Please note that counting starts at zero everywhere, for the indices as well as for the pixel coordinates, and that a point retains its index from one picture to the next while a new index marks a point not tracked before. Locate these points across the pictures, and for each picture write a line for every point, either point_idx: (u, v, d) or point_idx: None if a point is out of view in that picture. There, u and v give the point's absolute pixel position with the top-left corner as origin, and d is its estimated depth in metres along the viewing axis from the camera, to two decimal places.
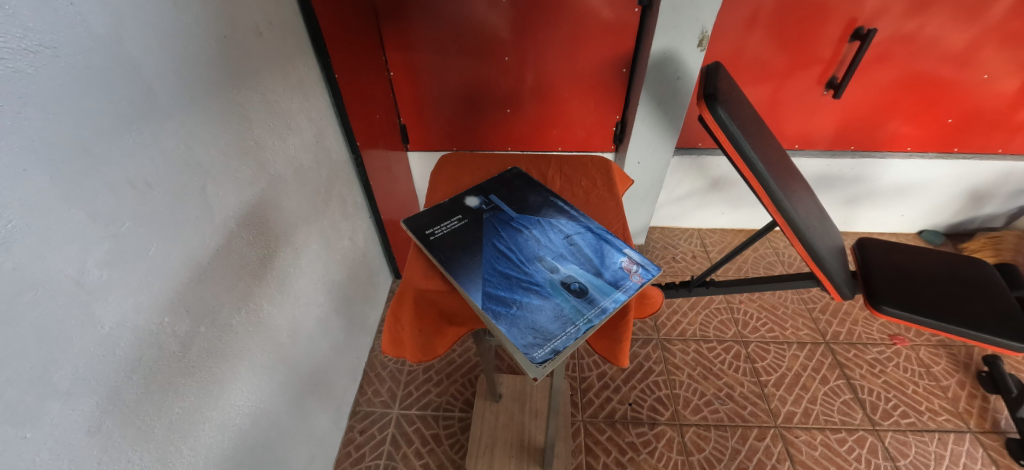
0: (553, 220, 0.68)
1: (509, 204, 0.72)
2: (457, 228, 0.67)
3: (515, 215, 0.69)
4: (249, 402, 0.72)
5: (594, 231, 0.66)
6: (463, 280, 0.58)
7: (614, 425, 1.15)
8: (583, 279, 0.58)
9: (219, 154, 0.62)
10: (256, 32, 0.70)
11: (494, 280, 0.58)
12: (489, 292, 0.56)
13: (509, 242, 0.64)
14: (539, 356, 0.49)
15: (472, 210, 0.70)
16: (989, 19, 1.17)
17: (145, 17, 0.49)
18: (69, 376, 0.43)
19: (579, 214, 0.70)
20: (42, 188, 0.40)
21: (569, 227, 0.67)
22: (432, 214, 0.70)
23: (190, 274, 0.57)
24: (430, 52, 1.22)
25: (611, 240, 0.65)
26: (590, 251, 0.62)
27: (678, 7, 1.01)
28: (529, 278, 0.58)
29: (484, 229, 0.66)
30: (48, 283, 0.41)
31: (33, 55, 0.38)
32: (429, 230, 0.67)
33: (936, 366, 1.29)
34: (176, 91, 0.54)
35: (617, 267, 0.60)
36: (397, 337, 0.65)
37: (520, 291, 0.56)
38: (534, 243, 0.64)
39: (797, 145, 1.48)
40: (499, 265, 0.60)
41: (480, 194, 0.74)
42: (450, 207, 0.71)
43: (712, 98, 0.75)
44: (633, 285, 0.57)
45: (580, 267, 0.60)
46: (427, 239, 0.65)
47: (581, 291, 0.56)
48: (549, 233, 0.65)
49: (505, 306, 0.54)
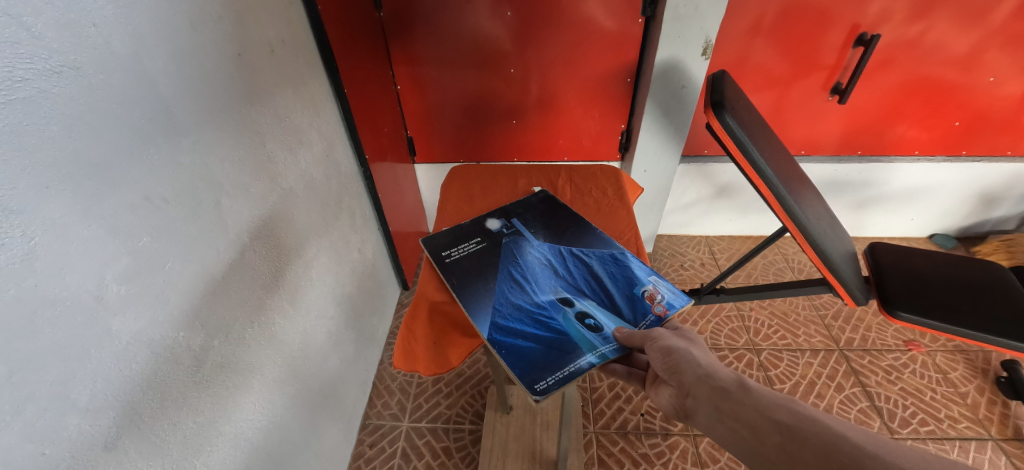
0: (575, 250, 0.68)
1: (530, 228, 0.73)
2: (474, 251, 0.69)
3: (535, 244, 0.70)
4: (261, 416, 0.72)
5: (618, 263, 0.66)
6: (474, 311, 0.59)
7: (627, 437, 1.13)
8: (599, 315, 0.58)
9: (233, 170, 0.63)
10: (268, 50, 0.71)
11: (504, 310, 0.59)
12: (498, 321, 0.57)
13: (525, 272, 0.64)
14: (542, 386, 0.49)
15: (493, 233, 0.72)
16: (991, 22, 1.18)
17: (163, 37, 0.50)
18: (88, 392, 0.43)
19: (603, 244, 0.70)
20: (65, 206, 0.40)
21: (591, 258, 0.67)
22: (451, 236, 0.72)
23: (205, 289, 0.58)
24: (436, 65, 1.24)
25: (635, 272, 0.64)
26: (611, 285, 0.62)
27: (681, 17, 1.02)
28: (542, 309, 0.59)
29: (502, 256, 0.67)
30: (69, 299, 0.41)
31: (58, 76, 0.39)
32: (446, 252, 0.69)
33: (954, 372, 1.26)
34: (192, 108, 0.55)
35: (638, 302, 0.59)
36: (410, 350, 0.63)
37: (531, 322, 0.57)
38: (552, 273, 0.64)
39: (804, 150, 1.48)
40: (511, 296, 0.61)
41: (503, 217, 0.75)
42: (470, 230, 0.73)
43: (718, 105, 0.75)
44: (655, 318, 0.57)
45: (597, 301, 0.60)
46: (443, 261, 0.67)
47: (596, 326, 0.56)
48: (569, 264, 0.66)
49: (513, 336, 0.55)
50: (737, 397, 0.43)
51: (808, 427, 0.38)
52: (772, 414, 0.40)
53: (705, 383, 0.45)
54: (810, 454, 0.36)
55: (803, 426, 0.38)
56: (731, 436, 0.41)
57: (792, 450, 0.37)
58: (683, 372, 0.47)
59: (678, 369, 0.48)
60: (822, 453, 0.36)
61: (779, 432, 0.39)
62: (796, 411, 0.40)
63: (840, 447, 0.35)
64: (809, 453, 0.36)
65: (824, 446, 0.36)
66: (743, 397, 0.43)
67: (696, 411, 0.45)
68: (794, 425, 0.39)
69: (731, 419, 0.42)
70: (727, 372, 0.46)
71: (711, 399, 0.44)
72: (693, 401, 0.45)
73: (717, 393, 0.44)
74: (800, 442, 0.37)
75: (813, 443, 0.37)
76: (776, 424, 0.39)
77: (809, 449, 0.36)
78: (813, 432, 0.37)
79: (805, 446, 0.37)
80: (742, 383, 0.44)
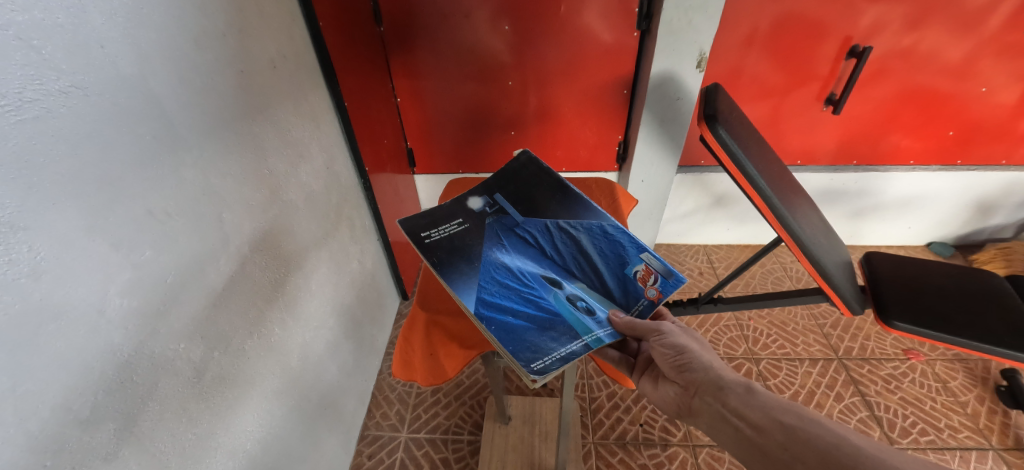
0: (564, 226, 0.66)
1: (514, 205, 0.70)
2: (457, 232, 0.64)
3: (520, 220, 0.67)
4: (260, 427, 0.72)
5: (610, 240, 0.64)
6: (459, 286, 0.57)
7: (626, 447, 1.13)
8: (591, 297, 0.58)
9: (236, 183, 0.64)
10: (270, 66, 0.73)
11: (491, 288, 0.57)
12: (485, 299, 0.56)
13: (512, 250, 0.63)
14: (537, 365, 0.49)
15: (475, 213, 0.68)
16: (983, 33, 1.19)
17: (168, 55, 0.52)
18: (89, 405, 0.44)
19: (593, 216, 0.67)
20: (70, 221, 0.41)
21: (581, 234, 0.65)
22: (430, 216, 0.67)
23: (205, 301, 0.59)
24: (436, 78, 1.26)
25: (627, 249, 0.62)
26: (601, 264, 0.61)
27: (676, 31, 1.03)
28: (532, 288, 0.58)
29: (486, 234, 0.65)
30: (73, 311, 0.42)
31: (66, 96, 0.40)
32: (426, 232, 0.64)
33: (954, 381, 1.26)
34: (195, 124, 0.56)
35: (630, 283, 0.59)
36: (408, 359, 0.65)
37: (521, 302, 0.56)
38: (540, 252, 0.63)
39: (800, 160, 1.50)
40: (498, 274, 0.59)
41: (484, 194, 0.71)
42: (450, 209, 0.68)
43: (712, 119, 0.76)
44: (648, 302, 0.57)
45: (588, 283, 0.59)
46: (424, 242, 0.62)
47: (589, 308, 0.56)
48: (558, 242, 0.64)
49: (503, 314, 0.54)
50: (744, 398, 0.47)
51: (811, 428, 0.42)
52: (776, 415, 0.44)
53: (713, 384, 0.50)
54: (810, 454, 0.40)
55: (807, 427, 0.42)
56: (735, 432, 0.46)
57: (792, 449, 0.41)
58: (693, 372, 0.52)
59: (688, 369, 0.53)
60: (822, 453, 0.40)
61: (783, 432, 0.43)
62: (801, 415, 0.44)
63: (842, 449, 0.39)
64: (810, 451, 0.40)
65: (824, 448, 0.40)
66: (750, 399, 0.47)
67: (704, 409, 0.49)
68: (797, 427, 0.43)
69: (737, 417, 0.46)
70: (734, 376, 0.50)
71: (717, 398, 0.49)
72: (700, 399, 0.50)
73: (725, 394, 0.48)
74: (802, 443, 0.41)
75: (814, 444, 0.41)
76: (781, 425, 0.44)
77: (810, 449, 0.40)
78: (817, 433, 0.41)
79: (807, 446, 0.41)
80: (750, 387, 0.48)
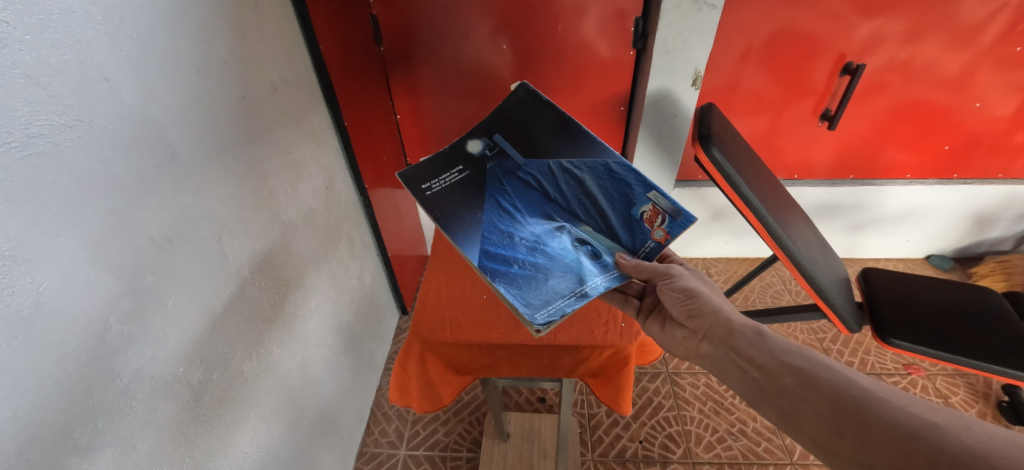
0: (570, 165, 0.65)
1: (516, 147, 0.67)
2: (458, 181, 0.63)
3: (522, 162, 0.66)
4: (259, 448, 0.73)
5: (616, 178, 0.63)
6: (462, 240, 0.58)
7: (626, 465, 1.12)
8: (597, 241, 0.61)
9: (236, 206, 0.65)
10: (271, 89, 0.75)
11: (494, 239, 0.59)
12: (489, 250, 0.58)
13: (515, 198, 0.63)
14: (541, 317, 0.52)
15: (476, 158, 0.65)
16: (978, 46, 1.20)
17: (170, 84, 0.53)
18: (89, 433, 0.44)
19: (598, 153, 0.65)
20: (72, 253, 0.42)
21: (587, 173, 0.64)
22: (430, 163, 0.63)
23: (205, 325, 0.59)
24: (435, 95, 1.27)
25: (633, 188, 0.62)
26: (606, 205, 0.62)
27: (671, 50, 1.05)
28: (536, 236, 0.60)
29: (488, 182, 0.64)
30: (74, 340, 0.43)
31: (71, 129, 0.41)
32: (427, 184, 0.61)
33: (955, 396, 1.26)
34: (197, 149, 0.57)
35: (637, 223, 0.61)
36: (404, 385, 0.70)
37: (525, 251, 0.58)
38: (544, 197, 0.64)
39: (796, 175, 1.51)
40: (500, 224, 0.60)
41: (484, 135, 0.68)
42: (449, 154, 0.65)
43: (706, 139, 0.77)
44: (655, 244, 0.60)
45: (593, 227, 0.62)
46: (425, 195, 0.60)
47: (594, 252, 0.60)
48: (563, 183, 0.64)
49: (507, 265, 0.57)
50: (752, 341, 0.53)
51: (820, 370, 0.47)
52: (784, 357, 0.50)
53: (724, 328, 0.55)
54: (818, 395, 0.45)
55: (815, 370, 0.47)
56: (743, 373, 0.51)
57: (800, 389, 0.46)
58: (704, 316, 0.57)
59: (701, 314, 0.57)
60: (831, 394, 0.44)
61: (791, 374, 0.48)
62: (808, 358, 0.49)
63: (848, 391, 0.44)
64: (818, 393, 0.45)
65: (831, 387, 0.45)
66: (758, 342, 0.52)
67: (713, 351, 0.55)
68: (806, 368, 0.48)
69: (745, 359, 0.52)
70: (742, 320, 0.55)
71: (726, 343, 0.54)
72: (710, 341, 0.56)
73: (735, 338, 0.54)
74: (812, 384, 0.46)
75: (823, 385, 0.45)
76: (789, 368, 0.49)
77: (818, 390, 0.45)
78: (824, 375, 0.46)
79: (816, 387, 0.45)
80: (758, 331, 0.54)
